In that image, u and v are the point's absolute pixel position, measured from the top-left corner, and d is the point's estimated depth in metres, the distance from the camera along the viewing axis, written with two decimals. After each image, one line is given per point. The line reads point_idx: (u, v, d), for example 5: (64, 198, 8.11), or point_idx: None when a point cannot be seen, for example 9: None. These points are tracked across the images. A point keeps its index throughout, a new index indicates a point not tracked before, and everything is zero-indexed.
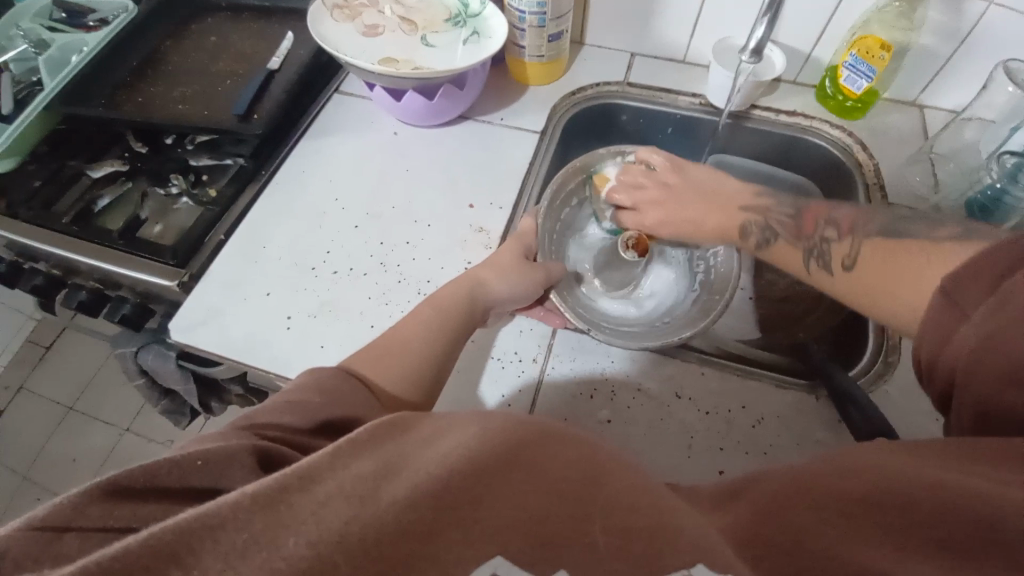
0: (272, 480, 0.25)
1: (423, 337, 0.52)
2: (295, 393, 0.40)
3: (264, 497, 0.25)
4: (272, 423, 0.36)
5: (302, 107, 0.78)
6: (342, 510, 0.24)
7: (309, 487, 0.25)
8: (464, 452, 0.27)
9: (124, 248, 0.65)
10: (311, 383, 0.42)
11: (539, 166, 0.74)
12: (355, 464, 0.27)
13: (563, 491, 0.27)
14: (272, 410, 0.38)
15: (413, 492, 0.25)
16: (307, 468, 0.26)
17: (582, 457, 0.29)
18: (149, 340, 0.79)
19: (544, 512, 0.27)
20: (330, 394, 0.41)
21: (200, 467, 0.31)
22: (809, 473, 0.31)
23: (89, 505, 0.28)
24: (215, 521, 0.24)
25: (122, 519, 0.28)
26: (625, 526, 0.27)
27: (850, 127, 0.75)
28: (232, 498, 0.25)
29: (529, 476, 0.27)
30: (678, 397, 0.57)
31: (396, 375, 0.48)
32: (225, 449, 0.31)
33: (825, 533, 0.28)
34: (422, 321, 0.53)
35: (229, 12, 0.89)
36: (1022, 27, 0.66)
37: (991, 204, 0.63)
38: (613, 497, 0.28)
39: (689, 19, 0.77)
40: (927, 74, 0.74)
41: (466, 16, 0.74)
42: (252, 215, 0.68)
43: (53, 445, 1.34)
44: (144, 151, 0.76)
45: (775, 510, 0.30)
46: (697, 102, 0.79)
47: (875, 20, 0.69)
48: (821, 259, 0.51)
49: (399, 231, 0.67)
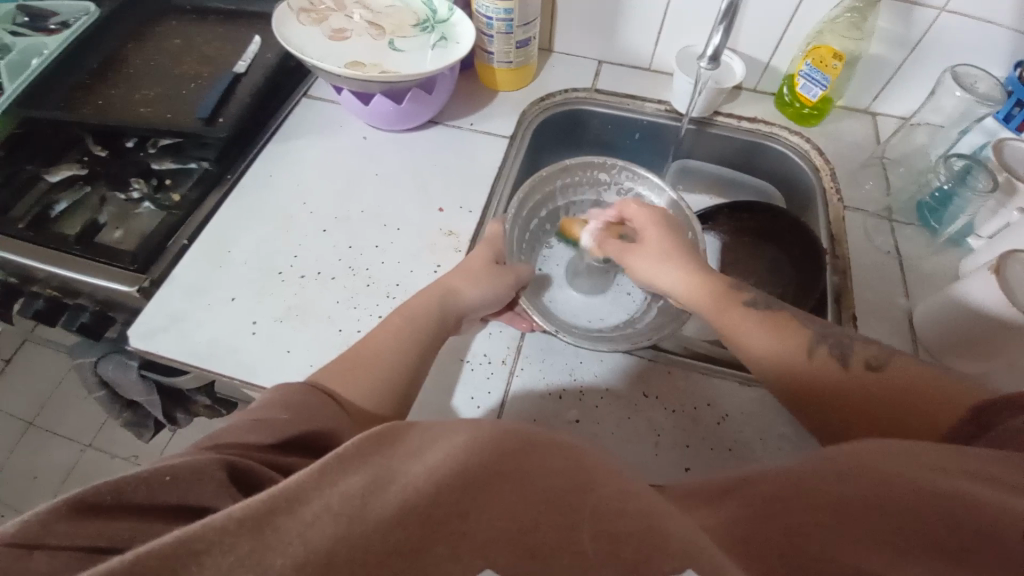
0: (255, 501, 0.25)
1: (393, 348, 0.51)
2: (263, 411, 0.39)
3: (251, 520, 0.24)
4: (237, 443, 0.35)
5: (268, 111, 0.77)
6: (329, 530, 0.24)
7: (297, 509, 0.24)
8: (451, 466, 0.26)
9: (82, 254, 0.63)
10: (276, 399, 0.41)
11: (508, 170, 0.74)
12: (341, 481, 0.26)
13: (551, 500, 0.26)
14: (235, 429, 0.36)
15: (402, 508, 0.25)
16: (293, 489, 0.25)
17: (568, 467, 0.28)
18: (109, 350, 0.76)
19: (532, 523, 0.26)
20: (296, 410, 0.40)
21: (168, 483, 0.30)
22: (799, 476, 0.31)
23: (56, 522, 0.27)
24: (200, 546, 0.23)
25: (90, 537, 0.27)
26: (613, 533, 0.26)
27: (807, 133, 0.78)
28: (217, 520, 0.24)
29: (516, 486, 0.26)
30: (645, 397, 0.58)
31: (364, 388, 0.47)
32: (196, 467, 0.31)
33: (820, 535, 0.28)
34: (393, 330, 0.53)
35: (195, 16, 0.88)
36: (963, 37, 0.70)
37: (940, 206, 0.68)
38: (600, 505, 0.27)
39: (653, 28, 0.79)
40: (879, 82, 0.77)
41: (435, 22, 0.75)
42: (216, 220, 0.67)
43: (13, 462, 1.28)
44: (104, 154, 0.73)
45: (772, 513, 0.30)
46: (662, 108, 0.81)
47: (828, 30, 0.72)
48: (836, 353, 0.49)
49: (367, 234, 0.67)
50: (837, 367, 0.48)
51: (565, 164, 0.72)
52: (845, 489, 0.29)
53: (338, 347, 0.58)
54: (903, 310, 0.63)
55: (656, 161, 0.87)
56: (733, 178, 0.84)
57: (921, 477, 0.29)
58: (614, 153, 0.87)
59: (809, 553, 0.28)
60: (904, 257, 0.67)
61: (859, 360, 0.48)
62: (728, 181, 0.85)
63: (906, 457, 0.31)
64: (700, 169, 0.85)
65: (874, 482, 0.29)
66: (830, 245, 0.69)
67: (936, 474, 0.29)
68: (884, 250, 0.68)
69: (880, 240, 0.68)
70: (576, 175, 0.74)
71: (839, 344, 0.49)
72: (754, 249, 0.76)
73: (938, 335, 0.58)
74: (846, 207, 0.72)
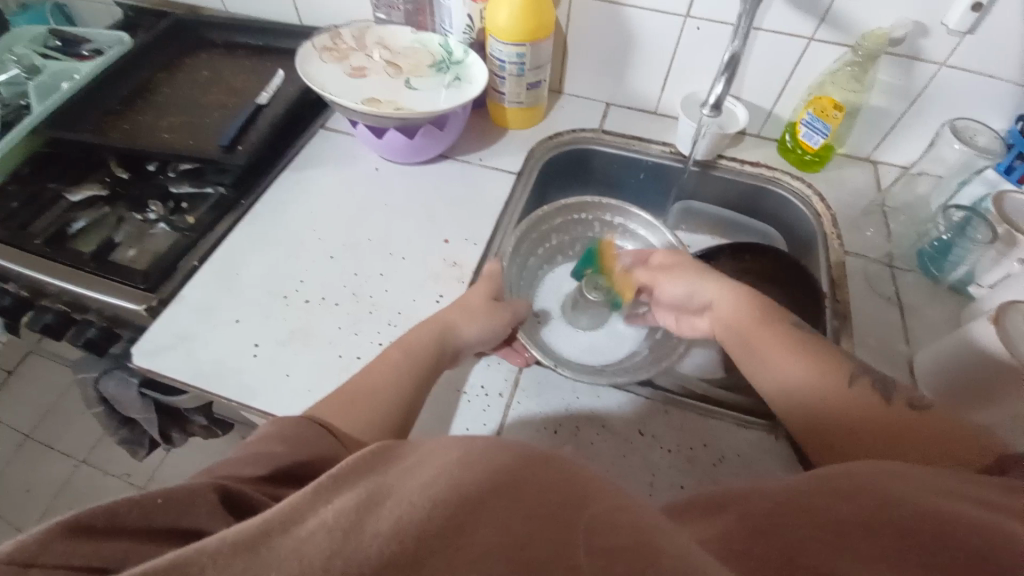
0: (252, 523, 0.25)
1: (391, 380, 0.52)
2: (257, 445, 0.39)
3: (244, 542, 0.24)
4: (229, 476, 0.35)
5: (286, 141, 0.81)
6: (322, 544, 0.24)
7: (291, 528, 0.25)
8: (445, 481, 0.27)
9: (95, 271, 0.65)
10: (272, 433, 0.40)
11: (514, 207, 0.76)
12: (336, 499, 0.26)
13: (544, 514, 0.26)
14: (234, 462, 0.37)
15: (397, 524, 0.25)
16: (287, 512, 0.26)
17: (564, 480, 0.28)
18: (112, 366, 0.77)
19: (526, 537, 0.26)
20: (292, 443, 0.39)
21: (160, 506, 0.30)
22: (794, 492, 0.31)
23: (53, 541, 0.27)
24: (193, 566, 0.23)
25: (85, 557, 0.27)
26: (603, 548, 0.25)
27: (808, 179, 0.79)
28: (213, 543, 0.25)
29: (512, 502, 0.26)
30: (641, 435, 0.58)
31: (364, 421, 0.47)
32: (189, 490, 0.31)
33: (814, 550, 0.27)
34: (392, 363, 0.53)
35: (223, 49, 0.93)
36: (962, 91, 0.71)
37: (939, 256, 0.68)
38: (595, 520, 0.26)
39: (660, 75, 0.82)
40: (879, 133, 0.79)
41: (449, 62, 0.78)
42: (228, 243, 0.69)
43: (5, 475, 1.27)
44: (125, 176, 0.76)
45: (768, 529, 0.29)
46: (667, 150, 0.83)
47: (828, 82, 0.75)
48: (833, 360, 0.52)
49: (374, 262, 0.68)
50: (880, 399, 0.47)
51: (560, 205, 0.76)
52: (843, 505, 0.29)
53: (337, 373, 0.59)
54: (904, 358, 0.62)
55: (659, 200, 0.89)
56: (735, 219, 0.86)
57: (912, 496, 0.28)
58: (619, 191, 0.90)
59: (806, 566, 0.26)
60: (905, 304, 0.67)
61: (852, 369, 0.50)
62: (732, 223, 0.86)
63: (916, 484, 0.29)
64: (703, 211, 0.87)
65: (865, 497, 0.29)
66: (831, 289, 0.70)
67: (931, 497, 0.28)
68: (885, 297, 0.68)
69: (882, 286, 0.69)
70: (570, 216, 0.78)
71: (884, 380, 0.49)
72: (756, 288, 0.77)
73: (940, 383, 0.57)
74: (847, 252, 0.72)
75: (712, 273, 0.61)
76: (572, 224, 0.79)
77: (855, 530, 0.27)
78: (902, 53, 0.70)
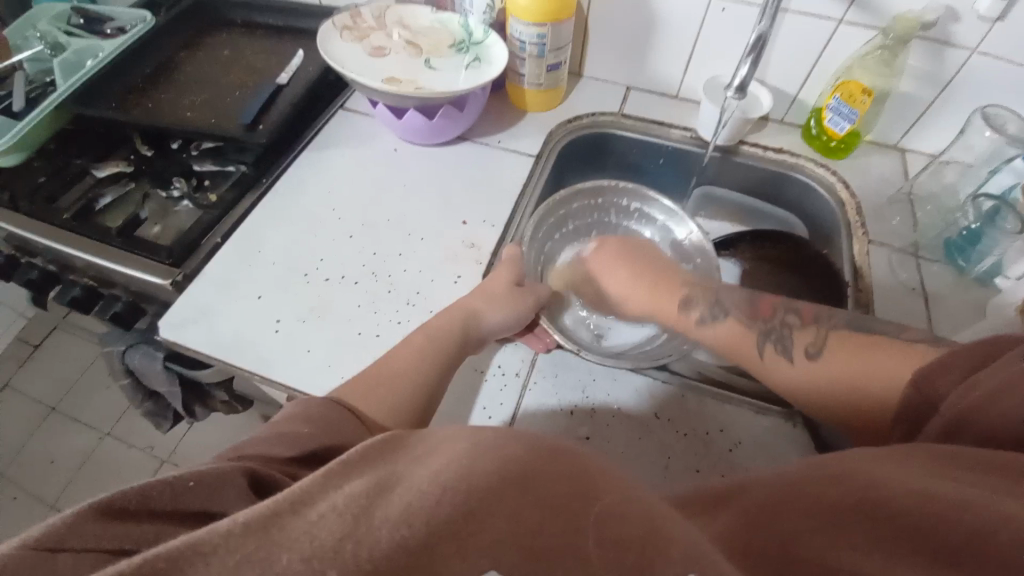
0: (263, 506, 0.26)
1: (416, 366, 0.52)
2: (286, 424, 0.40)
3: (256, 523, 0.25)
4: (260, 454, 0.36)
5: (306, 121, 0.81)
6: (333, 528, 0.25)
7: (302, 510, 0.26)
8: (455, 469, 0.27)
9: (121, 246, 0.66)
10: (299, 413, 0.41)
11: (532, 189, 0.76)
12: (345, 485, 0.27)
13: (555, 506, 0.26)
14: (259, 442, 0.37)
15: (407, 509, 0.25)
16: (300, 493, 0.26)
17: (573, 473, 0.28)
18: (138, 340, 0.79)
19: (537, 525, 0.26)
20: (318, 423, 0.40)
21: (192, 488, 0.31)
22: (798, 481, 0.31)
23: (84, 524, 0.28)
24: (207, 547, 0.24)
25: (116, 539, 0.28)
26: (616, 537, 0.26)
27: (833, 166, 0.78)
28: (223, 526, 0.25)
29: (523, 492, 0.26)
30: (657, 418, 0.58)
31: (387, 405, 0.48)
32: (220, 476, 0.32)
33: (814, 539, 0.28)
34: (415, 350, 0.54)
35: (244, 29, 0.94)
36: (996, 77, 0.69)
37: (968, 244, 0.66)
38: (606, 511, 0.27)
39: (682, 57, 0.81)
40: (908, 119, 0.77)
41: (470, 43, 0.78)
42: (249, 221, 0.70)
43: (32, 446, 1.31)
44: (150, 153, 0.77)
45: (765, 520, 0.30)
46: (688, 135, 0.82)
47: (857, 66, 0.72)
48: (780, 348, 0.52)
49: (393, 242, 0.69)
50: (784, 361, 0.52)
51: (574, 190, 0.75)
52: (839, 492, 0.29)
53: (357, 350, 0.60)
54: None
55: (680, 186, 0.88)
56: (755, 207, 0.85)
57: (908, 477, 0.29)
58: (638, 177, 0.89)
59: (810, 559, 0.27)
60: (929, 294, 0.66)
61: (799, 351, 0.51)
62: (752, 210, 0.85)
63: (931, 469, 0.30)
64: (723, 197, 0.86)
65: (860, 485, 0.29)
66: (853, 278, 0.69)
67: (930, 480, 0.28)
68: (909, 286, 0.67)
69: (906, 276, 0.68)
70: (581, 202, 0.77)
71: (780, 337, 0.53)
72: (772, 275, 0.76)
73: None
74: (871, 241, 0.71)
75: (633, 271, 0.66)
76: (584, 209, 0.78)
77: (850, 524, 0.28)
78: (933, 37, 0.68)
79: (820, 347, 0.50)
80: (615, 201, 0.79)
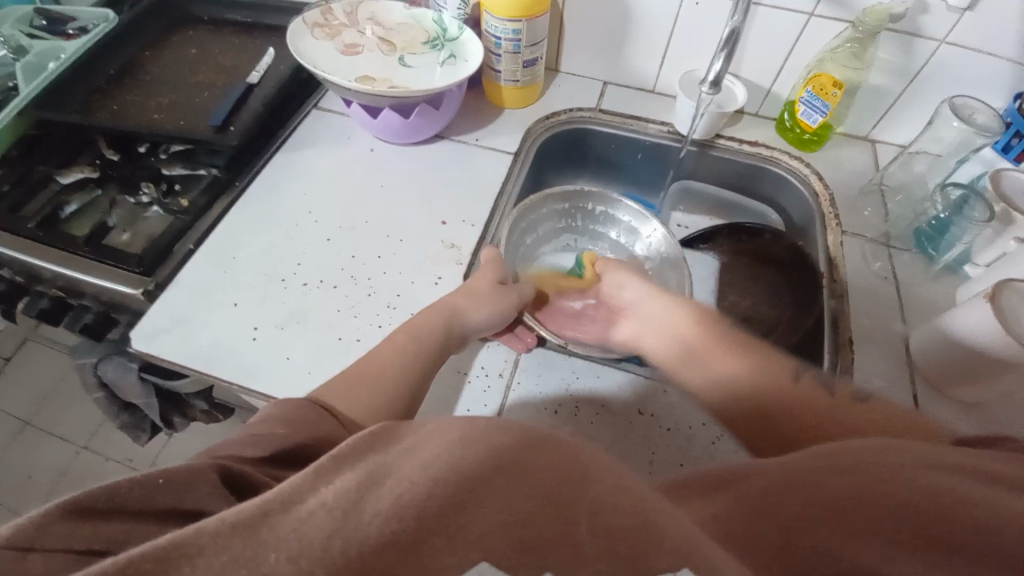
0: (251, 505, 0.26)
1: (399, 368, 0.52)
2: (262, 426, 0.39)
3: (243, 523, 0.25)
4: (234, 455, 0.35)
5: (279, 121, 0.79)
6: (323, 525, 0.25)
7: (291, 508, 0.25)
8: (446, 460, 0.27)
9: (89, 255, 0.64)
10: (276, 415, 0.40)
11: (509, 188, 0.75)
12: (336, 479, 0.27)
13: (547, 495, 0.26)
14: (234, 444, 0.37)
15: (399, 502, 0.25)
16: (288, 491, 0.26)
17: (564, 462, 0.28)
18: (110, 351, 0.77)
19: (529, 516, 0.26)
20: (294, 424, 0.39)
21: (162, 487, 0.30)
22: (800, 472, 0.31)
23: (52, 524, 0.27)
24: (192, 549, 0.24)
25: (86, 540, 0.27)
26: (609, 528, 0.26)
27: (807, 159, 0.79)
28: (209, 526, 0.25)
29: (513, 483, 0.26)
30: (641, 414, 0.58)
31: (368, 407, 0.47)
32: (190, 471, 0.32)
33: (813, 527, 0.28)
34: (397, 348, 0.53)
35: (212, 26, 0.91)
36: (962, 68, 0.71)
37: (936, 234, 0.69)
38: (598, 500, 0.26)
39: (658, 52, 0.81)
40: (878, 111, 0.78)
41: (445, 39, 0.77)
42: (223, 225, 0.68)
43: (6, 461, 1.28)
44: (116, 158, 0.75)
45: (769, 507, 0.30)
46: (665, 130, 0.83)
47: (829, 59, 0.73)
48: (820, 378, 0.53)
49: (371, 244, 0.68)
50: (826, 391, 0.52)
51: (545, 195, 0.75)
52: (839, 482, 0.29)
53: (338, 355, 0.59)
54: (899, 337, 0.63)
55: (658, 181, 0.88)
56: (732, 200, 0.86)
57: (906, 468, 0.29)
58: (617, 172, 0.89)
59: (805, 546, 0.28)
60: (900, 283, 0.68)
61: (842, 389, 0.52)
62: (729, 204, 0.86)
63: (913, 456, 0.30)
64: (701, 191, 0.87)
65: (858, 480, 0.29)
66: (828, 269, 0.70)
67: (925, 471, 0.29)
68: (881, 276, 0.68)
69: (878, 266, 0.69)
70: (552, 206, 0.78)
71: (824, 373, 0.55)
72: (751, 269, 0.79)
73: (936, 360, 0.58)
74: (845, 233, 0.72)
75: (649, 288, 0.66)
76: (556, 212, 0.79)
77: (858, 510, 0.28)
78: (901, 29, 0.69)
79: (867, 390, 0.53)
80: (585, 202, 0.79)
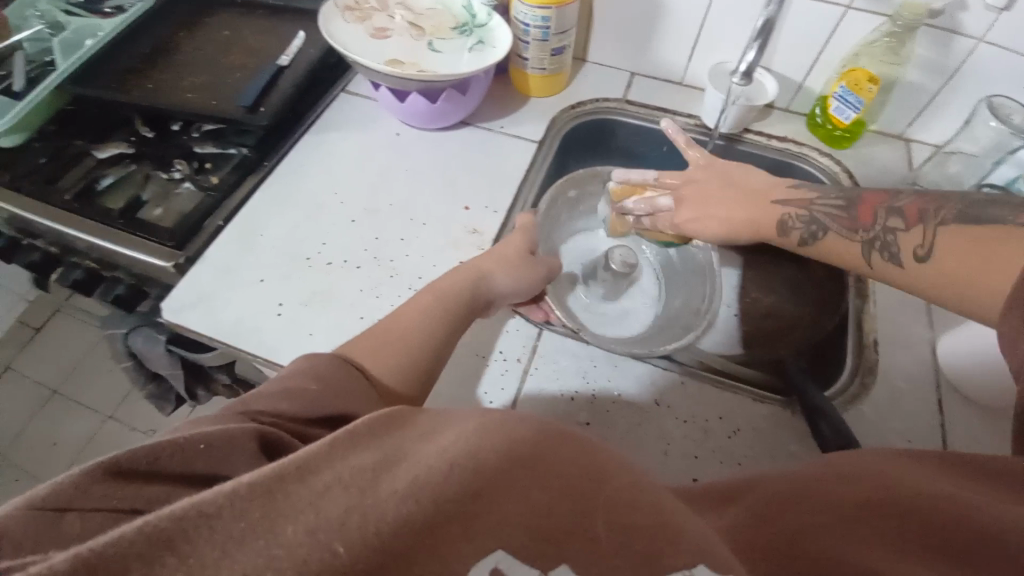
0: (269, 468, 0.25)
1: (419, 329, 0.52)
2: (292, 381, 0.39)
3: (261, 487, 0.24)
4: (268, 409, 0.36)
5: (308, 103, 0.80)
6: (340, 501, 0.24)
7: (307, 478, 0.25)
8: (464, 447, 0.27)
9: (122, 227, 0.66)
10: (307, 370, 0.41)
11: (534, 174, 0.76)
12: (353, 455, 0.26)
13: (564, 487, 0.27)
14: (269, 396, 0.37)
15: (413, 484, 0.25)
16: (305, 458, 0.25)
17: (580, 457, 0.29)
18: (140, 323, 0.79)
19: (546, 507, 0.27)
20: (326, 383, 0.40)
21: (202, 451, 0.31)
22: (807, 480, 0.35)
23: (92, 484, 0.28)
24: (211, 509, 0.23)
25: (126, 499, 0.28)
26: (625, 524, 0.27)
27: (836, 156, 0.78)
28: (228, 487, 0.24)
29: (532, 473, 0.27)
30: (658, 405, 0.58)
31: (397, 365, 0.48)
32: (227, 437, 0.32)
33: (822, 534, 0.32)
34: (425, 308, 0.54)
35: (242, 9, 0.92)
36: (998, 70, 0.69)
37: None
38: (613, 496, 0.28)
39: (688, 41, 0.80)
40: (913, 109, 0.77)
41: (473, 26, 0.77)
42: (250, 204, 0.70)
43: (36, 425, 1.32)
44: (150, 135, 0.77)
45: (776, 514, 0.34)
46: (692, 122, 0.82)
47: (863, 53, 0.72)
48: (890, 253, 0.53)
49: (394, 227, 0.69)
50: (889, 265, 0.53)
51: (590, 171, 0.75)
52: (849, 489, 0.34)
53: (358, 335, 0.60)
54: (926, 341, 0.62)
55: None
56: None
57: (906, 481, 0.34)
58: (640, 162, 0.88)
59: (815, 552, 0.31)
60: None
61: (907, 251, 0.52)
62: None
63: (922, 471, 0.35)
64: None
65: (866, 485, 0.34)
66: None
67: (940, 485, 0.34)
68: None
69: None
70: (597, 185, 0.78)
71: (885, 245, 0.54)
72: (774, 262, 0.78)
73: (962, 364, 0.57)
74: None
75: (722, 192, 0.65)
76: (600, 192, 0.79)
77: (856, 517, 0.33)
78: (940, 26, 0.68)
79: (929, 250, 0.50)
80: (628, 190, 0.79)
